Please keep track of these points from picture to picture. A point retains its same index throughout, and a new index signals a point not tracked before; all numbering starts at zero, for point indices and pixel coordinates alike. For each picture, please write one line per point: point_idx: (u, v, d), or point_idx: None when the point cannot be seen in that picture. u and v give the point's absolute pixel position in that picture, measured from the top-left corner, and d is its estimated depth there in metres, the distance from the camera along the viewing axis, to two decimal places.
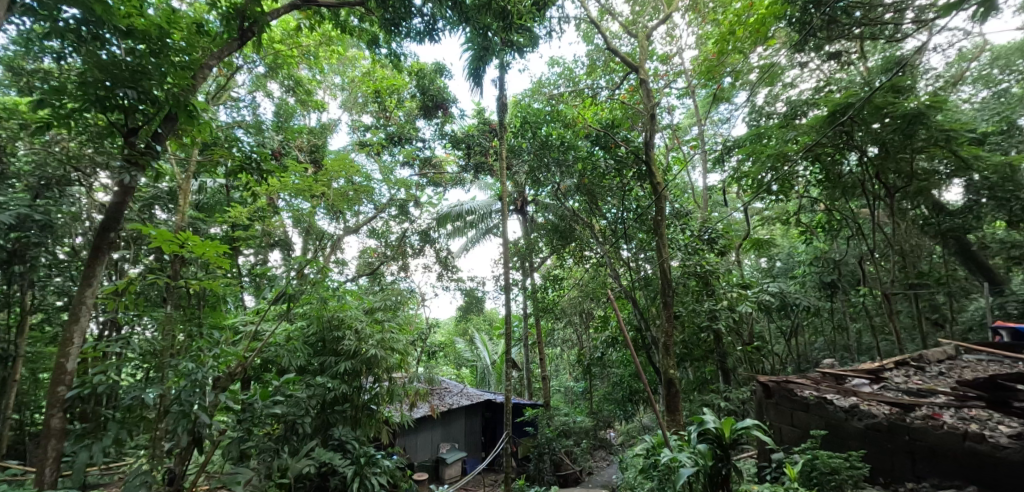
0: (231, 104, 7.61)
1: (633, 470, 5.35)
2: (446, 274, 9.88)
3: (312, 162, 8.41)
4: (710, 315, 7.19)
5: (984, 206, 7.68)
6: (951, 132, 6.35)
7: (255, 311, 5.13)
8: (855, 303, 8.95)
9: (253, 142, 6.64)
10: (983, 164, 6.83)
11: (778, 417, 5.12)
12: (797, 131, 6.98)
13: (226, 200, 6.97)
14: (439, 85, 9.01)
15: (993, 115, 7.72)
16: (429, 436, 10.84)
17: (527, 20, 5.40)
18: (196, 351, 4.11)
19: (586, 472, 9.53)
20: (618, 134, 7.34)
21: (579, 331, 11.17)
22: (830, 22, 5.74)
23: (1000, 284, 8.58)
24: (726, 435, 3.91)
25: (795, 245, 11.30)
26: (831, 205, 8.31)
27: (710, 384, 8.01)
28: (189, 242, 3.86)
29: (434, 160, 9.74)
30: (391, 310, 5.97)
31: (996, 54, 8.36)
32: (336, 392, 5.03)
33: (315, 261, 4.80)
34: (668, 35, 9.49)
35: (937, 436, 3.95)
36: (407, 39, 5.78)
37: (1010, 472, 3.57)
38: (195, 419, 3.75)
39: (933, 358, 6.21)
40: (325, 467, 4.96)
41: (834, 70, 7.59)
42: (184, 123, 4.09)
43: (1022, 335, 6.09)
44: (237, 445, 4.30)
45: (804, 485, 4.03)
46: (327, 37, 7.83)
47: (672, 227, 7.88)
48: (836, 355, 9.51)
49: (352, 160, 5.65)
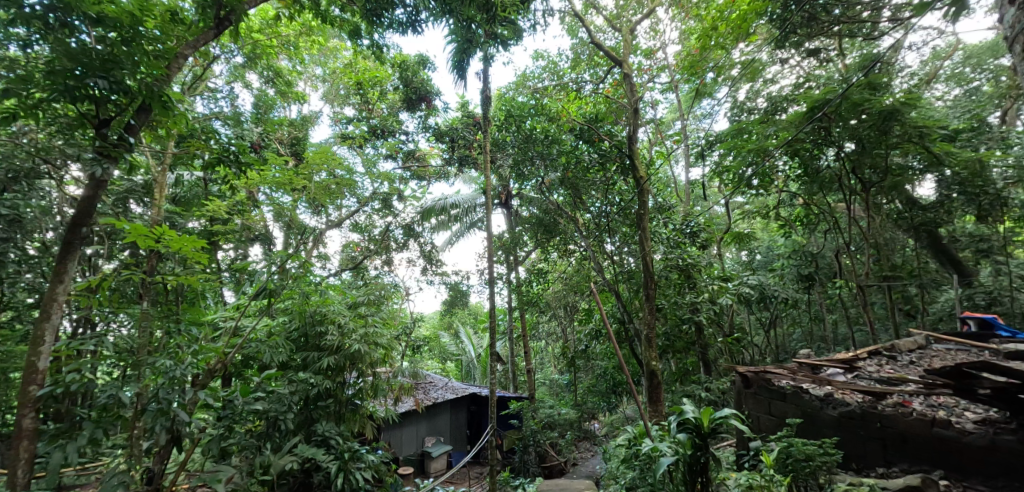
0: (208, 95, 7.42)
1: (616, 460, 5.42)
2: (430, 268, 9.85)
3: (293, 155, 8.22)
4: (691, 307, 7.41)
5: (954, 200, 7.84)
6: (925, 129, 6.53)
7: (235, 307, 5.04)
8: (832, 295, 9.16)
9: (230, 134, 6.49)
10: (954, 160, 6.99)
11: (756, 406, 5.21)
12: (779, 126, 7.09)
13: (203, 194, 6.75)
14: (423, 77, 8.97)
15: (964, 113, 7.90)
16: (414, 431, 10.84)
17: (511, 13, 5.25)
18: (173, 349, 4.02)
19: (570, 463, 9.61)
20: (602, 127, 7.49)
21: (563, 323, 11.31)
22: (810, 20, 6.06)
23: (968, 276, 8.71)
24: (705, 425, 3.91)
25: (774, 239, 11.58)
26: (809, 199, 8.46)
27: (691, 376, 8.14)
28: (165, 237, 3.84)
29: (418, 153, 9.60)
30: (375, 304, 5.96)
31: (968, 54, 8.67)
32: (319, 388, 4.97)
33: (297, 255, 4.78)
34: (651, 30, 9.60)
35: (907, 422, 4.12)
36: (390, 31, 5.74)
37: (974, 455, 3.79)
38: (173, 417, 3.71)
39: (904, 348, 6.36)
40: (308, 462, 4.91)
41: (812, 67, 7.80)
42: (158, 115, 3.94)
43: (990, 325, 6.28)
44: (217, 443, 4.25)
45: (779, 472, 4.07)
46: (307, 27, 7.67)
47: (656, 221, 8.07)
48: (813, 345, 9.76)
49: (334, 153, 5.70)
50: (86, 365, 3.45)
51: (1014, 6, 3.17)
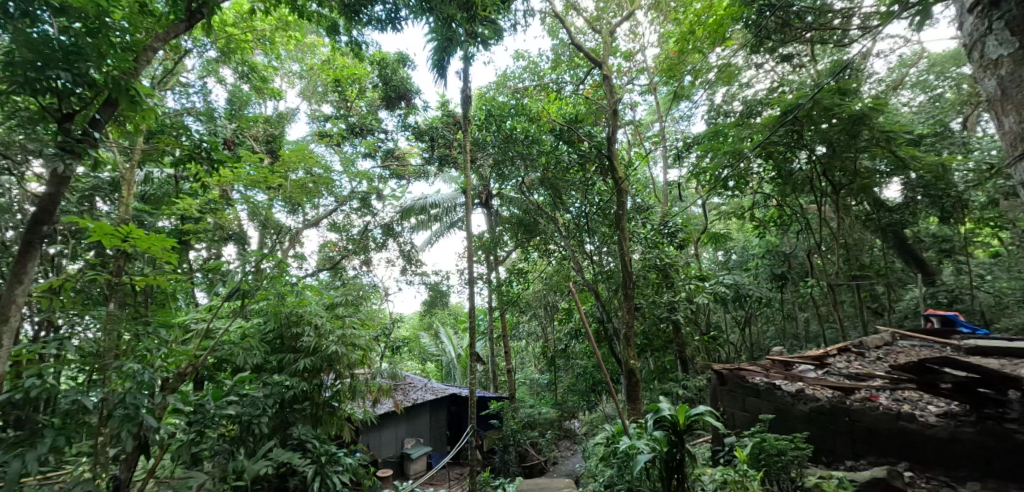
0: (180, 90, 7.22)
1: (595, 459, 5.44)
2: (409, 268, 9.79)
3: (268, 153, 8.05)
4: (669, 307, 7.49)
5: (919, 203, 8.10)
6: (892, 134, 6.75)
7: (207, 308, 4.90)
8: (805, 294, 9.39)
9: (204, 131, 6.34)
10: (918, 164, 7.26)
11: (731, 403, 5.32)
12: (753, 129, 7.24)
13: (173, 192, 6.52)
14: (403, 75, 8.91)
15: (929, 119, 8.17)
16: (393, 433, 10.73)
17: (491, 12, 5.26)
18: (141, 352, 3.90)
19: (551, 462, 9.63)
20: (581, 128, 7.54)
21: (543, 323, 11.34)
22: (784, 26, 6.22)
23: (933, 275, 9.07)
24: (681, 422, 3.97)
25: (749, 239, 11.83)
26: (783, 201, 8.65)
27: (669, 374, 8.27)
28: (132, 236, 3.71)
29: (397, 152, 9.53)
30: (353, 305, 5.89)
31: (932, 62, 8.99)
32: (295, 390, 4.88)
33: (272, 254, 4.63)
34: (631, 32, 9.70)
35: (874, 417, 4.22)
36: (369, 27, 5.67)
37: (937, 447, 3.90)
38: (141, 422, 3.60)
39: (872, 345, 6.53)
40: (283, 467, 4.82)
41: (786, 72, 8.01)
42: (126, 109, 3.79)
43: (952, 322, 6.51)
44: (187, 448, 4.12)
45: (752, 466, 4.13)
46: (283, 21, 7.55)
47: (635, 221, 8.14)
48: (786, 343, 9.98)
49: (311, 151, 5.59)
50: (48, 370, 3.33)
51: (973, 15, 3.22)
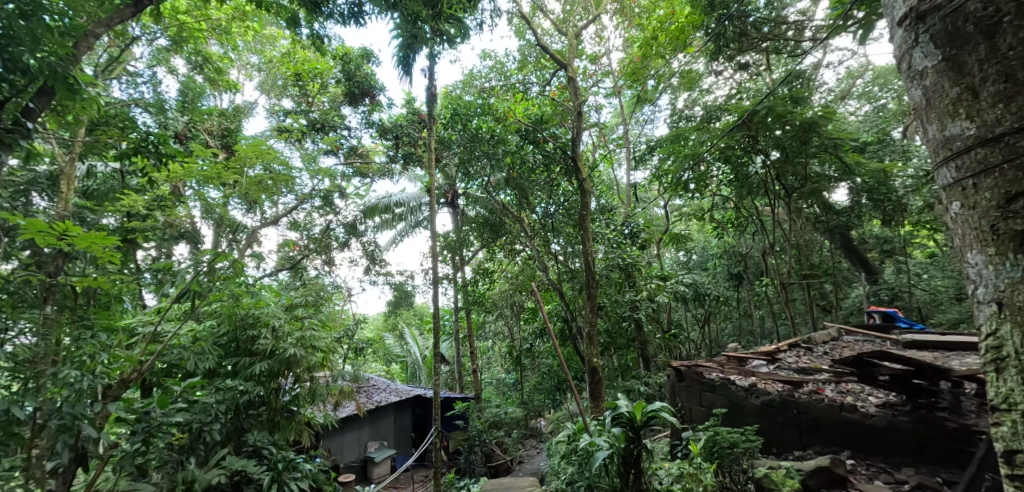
0: (127, 80, 6.89)
1: (556, 457, 5.48)
2: (373, 267, 9.66)
3: (223, 147, 7.74)
4: (631, 306, 7.64)
5: (863, 206, 8.61)
6: (839, 141, 7.08)
7: (156, 311, 4.70)
8: (760, 292, 9.75)
9: (153, 124, 6.08)
10: (863, 170, 7.65)
11: (689, 399, 5.49)
12: (712, 133, 7.45)
13: (119, 187, 6.18)
14: (367, 71, 8.76)
15: (873, 127, 8.64)
16: (356, 436, 10.55)
17: (457, 10, 5.29)
18: (82, 358, 3.71)
19: (517, 461, 9.63)
20: (546, 129, 7.60)
21: (509, 323, 11.38)
22: (741, 35, 6.42)
23: (876, 274, 9.56)
24: (637, 418, 4.10)
25: (708, 239, 12.22)
26: (740, 203, 8.97)
27: (632, 371, 8.42)
28: (71, 234, 3.50)
29: (361, 150, 9.41)
30: (313, 306, 5.76)
31: (877, 74, 9.42)
32: (250, 395, 4.73)
33: (226, 253, 4.44)
34: (597, 36, 9.85)
35: (820, 408, 4.42)
36: (332, 21, 5.54)
37: (876, 436, 4.11)
38: (80, 433, 3.41)
39: (819, 340, 6.82)
40: (238, 475, 4.65)
41: (743, 79, 8.32)
42: (64, 99, 3.58)
43: (892, 318, 6.89)
44: (132, 459, 3.93)
45: (705, 459, 4.24)
46: (240, 11, 7.31)
47: (599, 222, 8.28)
48: (743, 339, 10.34)
49: (270, 147, 5.42)
50: None
51: (901, 26, 2.32)
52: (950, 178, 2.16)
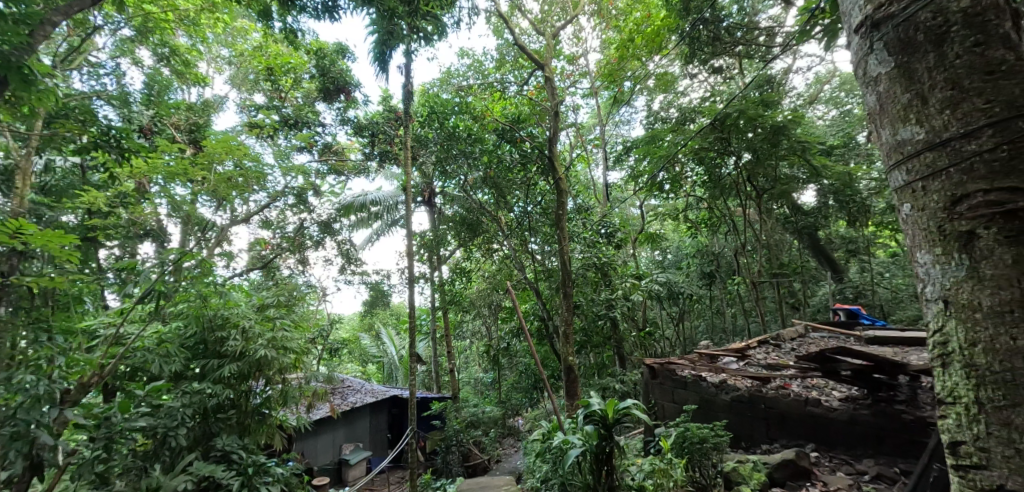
0: (89, 71, 6.63)
1: (531, 456, 5.48)
2: (349, 266, 9.53)
3: (191, 143, 7.52)
4: (607, 304, 7.70)
5: (830, 207, 8.90)
6: (808, 144, 7.27)
7: (118, 312, 4.54)
8: (732, 291, 9.95)
9: (116, 117, 5.87)
10: (830, 172, 7.88)
11: (662, 395, 5.58)
12: (686, 135, 7.56)
13: (79, 183, 5.97)
14: (342, 67, 8.63)
15: (840, 130, 8.90)
16: (330, 439, 10.39)
17: (434, 8, 5.25)
18: (36, 362, 3.56)
19: (494, 461, 9.62)
20: (523, 129, 7.61)
21: (487, 323, 11.37)
22: (715, 39, 6.52)
23: (842, 273, 9.86)
24: (610, 416, 4.13)
25: (683, 239, 12.42)
26: (713, 203, 9.14)
27: (608, 369, 8.50)
28: (26, 231, 3.35)
29: (336, 147, 9.29)
30: (285, 307, 5.65)
31: (844, 80, 9.72)
32: (218, 398, 4.60)
33: (192, 252, 4.33)
34: (574, 37, 9.90)
35: (787, 403, 4.55)
36: (306, 15, 5.45)
37: (838, 429, 4.24)
38: (34, 440, 3.28)
39: (788, 337, 7.01)
40: (205, 481, 4.51)
41: (717, 82, 8.48)
42: (18, 89, 3.43)
43: (857, 315, 7.12)
44: (91, 466, 3.80)
45: (676, 454, 4.29)
46: (209, 3, 7.12)
47: (575, 221, 8.34)
48: (716, 337, 10.53)
49: (240, 143, 5.30)
50: None
51: (856, 33, 2.31)
52: (901, 182, 2.16)
